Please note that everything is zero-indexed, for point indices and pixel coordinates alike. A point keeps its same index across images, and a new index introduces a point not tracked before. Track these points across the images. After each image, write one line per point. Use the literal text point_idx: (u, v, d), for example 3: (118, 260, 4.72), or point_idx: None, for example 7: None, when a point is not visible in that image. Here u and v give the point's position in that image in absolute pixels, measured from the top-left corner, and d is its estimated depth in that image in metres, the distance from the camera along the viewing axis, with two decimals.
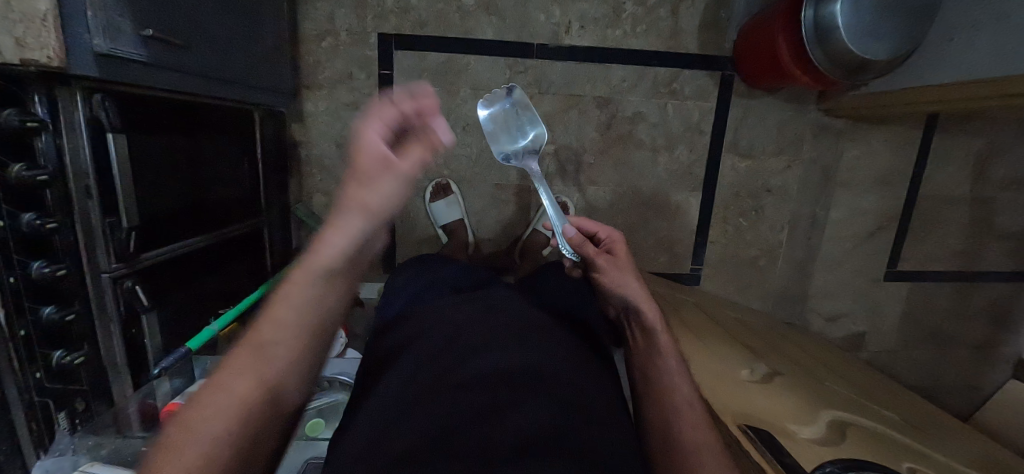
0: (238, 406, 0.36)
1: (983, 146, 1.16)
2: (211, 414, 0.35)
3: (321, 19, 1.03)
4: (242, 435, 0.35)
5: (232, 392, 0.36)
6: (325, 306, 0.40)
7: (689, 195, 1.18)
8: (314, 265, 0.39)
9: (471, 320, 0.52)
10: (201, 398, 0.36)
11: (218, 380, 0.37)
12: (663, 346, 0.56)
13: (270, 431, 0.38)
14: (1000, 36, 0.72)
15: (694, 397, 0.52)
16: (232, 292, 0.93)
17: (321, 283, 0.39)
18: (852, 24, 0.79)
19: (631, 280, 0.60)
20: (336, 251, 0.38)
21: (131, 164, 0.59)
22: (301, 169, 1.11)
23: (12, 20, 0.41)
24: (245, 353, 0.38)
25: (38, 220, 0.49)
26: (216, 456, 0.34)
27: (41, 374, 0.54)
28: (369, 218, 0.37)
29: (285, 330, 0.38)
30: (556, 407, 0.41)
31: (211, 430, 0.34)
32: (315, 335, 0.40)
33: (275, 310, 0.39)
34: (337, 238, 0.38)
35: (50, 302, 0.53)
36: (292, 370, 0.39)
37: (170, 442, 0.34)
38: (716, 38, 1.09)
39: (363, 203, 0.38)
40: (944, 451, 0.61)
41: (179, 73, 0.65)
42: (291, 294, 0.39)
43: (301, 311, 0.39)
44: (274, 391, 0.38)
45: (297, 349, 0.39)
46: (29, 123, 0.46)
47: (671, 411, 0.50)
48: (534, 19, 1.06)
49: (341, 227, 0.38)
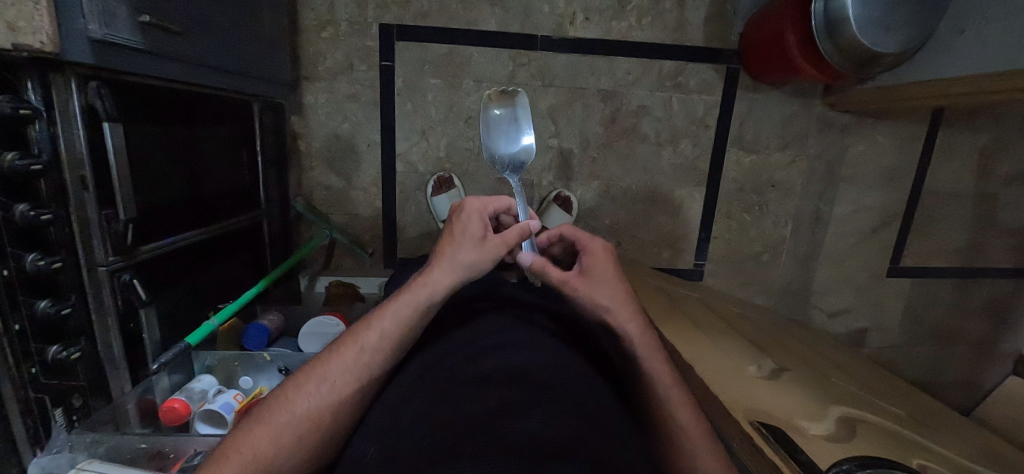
0: (336, 388, 0.44)
1: (989, 141, 1.15)
2: (309, 398, 0.43)
3: (321, 8, 1.01)
4: (330, 411, 0.43)
5: (336, 375, 0.44)
6: (416, 324, 0.48)
7: (692, 190, 1.17)
8: (418, 294, 0.48)
9: (481, 327, 0.51)
10: (302, 382, 0.44)
11: (318, 371, 0.45)
12: (653, 365, 0.52)
13: (345, 422, 0.44)
14: (1011, 29, 0.70)
15: (690, 424, 0.48)
16: (231, 288, 0.91)
17: (422, 306, 0.48)
18: (862, 15, 0.78)
19: (603, 295, 0.56)
20: (439, 289, 0.48)
21: (128, 154, 0.58)
22: (300, 162, 1.10)
23: (3, 3, 0.39)
24: (345, 352, 0.46)
25: (32, 212, 0.47)
26: (304, 436, 0.41)
27: (38, 369, 0.53)
28: (472, 265, 0.49)
29: (383, 342, 0.46)
30: (571, 407, 0.38)
31: (316, 402, 0.43)
32: (402, 345, 0.48)
33: (378, 322, 0.47)
34: (443, 278, 0.49)
35: (44, 296, 0.52)
36: (378, 371, 0.46)
37: (272, 414, 0.42)
38: (722, 30, 1.07)
39: (469, 259, 0.49)
40: (953, 447, 0.61)
41: (177, 62, 0.63)
42: (393, 312, 0.48)
43: (400, 322, 0.47)
44: (358, 385, 0.45)
45: (388, 353, 0.47)
46: (22, 111, 0.45)
47: (671, 445, 0.47)
48: (538, 10, 1.04)
49: (448, 270, 0.49)
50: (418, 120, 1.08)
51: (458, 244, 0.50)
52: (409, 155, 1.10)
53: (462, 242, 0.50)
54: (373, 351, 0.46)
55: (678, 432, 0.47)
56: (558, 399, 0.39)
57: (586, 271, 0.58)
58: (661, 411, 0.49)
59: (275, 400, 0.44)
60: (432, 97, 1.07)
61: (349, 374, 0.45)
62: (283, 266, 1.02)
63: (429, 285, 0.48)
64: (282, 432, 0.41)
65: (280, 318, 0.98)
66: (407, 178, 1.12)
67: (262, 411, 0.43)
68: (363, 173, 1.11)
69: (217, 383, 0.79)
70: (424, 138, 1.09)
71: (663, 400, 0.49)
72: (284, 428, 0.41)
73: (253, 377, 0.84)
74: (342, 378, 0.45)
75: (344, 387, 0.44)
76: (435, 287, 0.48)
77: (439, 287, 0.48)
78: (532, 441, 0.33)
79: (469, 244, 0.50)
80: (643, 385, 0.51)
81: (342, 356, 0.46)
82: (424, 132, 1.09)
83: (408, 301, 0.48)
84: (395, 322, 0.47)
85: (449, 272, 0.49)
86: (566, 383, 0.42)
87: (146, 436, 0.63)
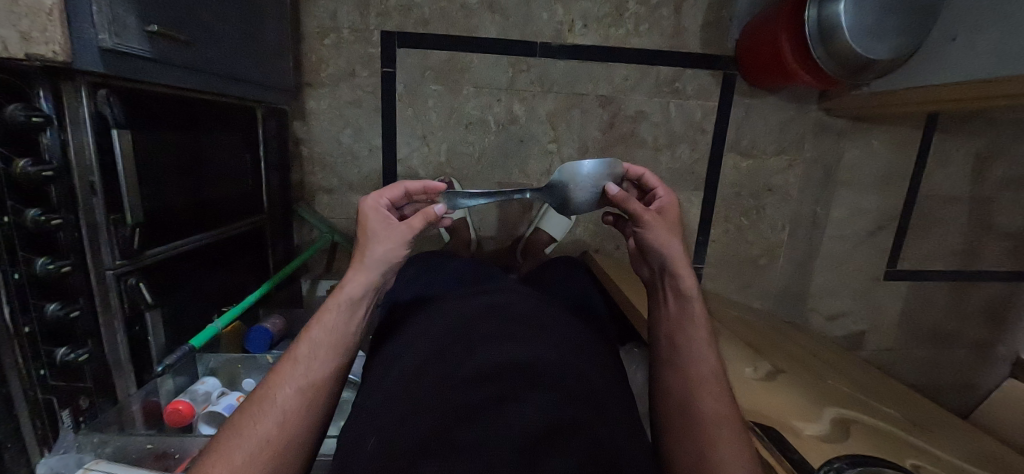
0: (286, 400, 0.43)
1: (983, 146, 1.16)
2: (260, 415, 0.42)
3: (323, 16, 1.03)
4: (286, 426, 0.42)
5: (284, 388, 0.44)
6: (349, 324, 0.50)
7: (690, 194, 1.18)
8: (340, 297, 0.51)
9: (464, 319, 0.51)
10: (245, 408, 0.43)
11: (265, 390, 0.44)
12: (695, 320, 0.54)
13: (306, 435, 0.43)
14: (1001, 38, 0.72)
15: (717, 369, 0.51)
16: (234, 292, 0.92)
17: (347, 305, 0.50)
18: (855, 23, 0.80)
19: (674, 240, 0.57)
20: (361, 285, 0.51)
21: (136, 160, 0.59)
22: (302, 166, 1.11)
23: (17, 14, 0.41)
24: (283, 369, 0.46)
25: (41, 216, 0.48)
26: (259, 452, 0.39)
27: (46, 371, 0.55)
28: (384, 254, 0.51)
29: (321, 347, 0.48)
30: (560, 394, 0.40)
31: (269, 419, 0.41)
32: (341, 347, 0.49)
33: (307, 334, 0.49)
34: (358, 277, 0.51)
35: (53, 299, 0.53)
36: (324, 376, 0.46)
37: (220, 446, 0.40)
38: (718, 37, 1.09)
39: (379, 252, 0.52)
40: (948, 449, 0.61)
41: (183, 70, 0.65)
42: (325, 319, 0.50)
43: (333, 326, 0.49)
44: (310, 393, 0.45)
45: (330, 358, 0.48)
46: (34, 118, 0.46)
47: (694, 383, 0.50)
48: (537, 17, 1.06)
49: (363, 270, 0.52)
50: (419, 126, 1.10)
51: (366, 242, 0.53)
52: (410, 160, 1.11)
53: (370, 236, 0.53)
54: (308, 359, 0.47)
55: (703, 374, 0.50)
56: (549, 388, 0.40)
57: (663, 214, 0.59)
58: (689, 355, 0.52)
59: (222, 433, 0.41)
60: (432, 103, 1.08)
61: (290, 386, 0.44)
62: (286, 270, 1.02)
63: (350, 285, 0.51)
64: (234, 453, 0.39)
65: (282, 321, 0.99)
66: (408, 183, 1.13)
67: (210, 446, 0.40)
68: (365, 178, 1.12)
69: (220, 385, 0.80)
70: (425, 143, 1.11)
71: (695, 347, 0.52)
72: (236, 450, 0.39)
73: (255, 379, 0.84)
74: (289, 388, 0.44)
75: (289, 397, 0.44)
76: (354, 285, 0.51)
77: (360, 284, 0.51)
78: (520, 431, 0.34)
79: (377, 236, 0.52)
80: (683, 332, 0.54)
81: (280, 371, 0.46)
82: (425, 137, 1.10)
83: (333, 305, 0.50)
84: (324, 328, 0.49)
85: (365, 267, 0.51)
86: (556, 370, 0.43)
87: (152, 436, 0.64)
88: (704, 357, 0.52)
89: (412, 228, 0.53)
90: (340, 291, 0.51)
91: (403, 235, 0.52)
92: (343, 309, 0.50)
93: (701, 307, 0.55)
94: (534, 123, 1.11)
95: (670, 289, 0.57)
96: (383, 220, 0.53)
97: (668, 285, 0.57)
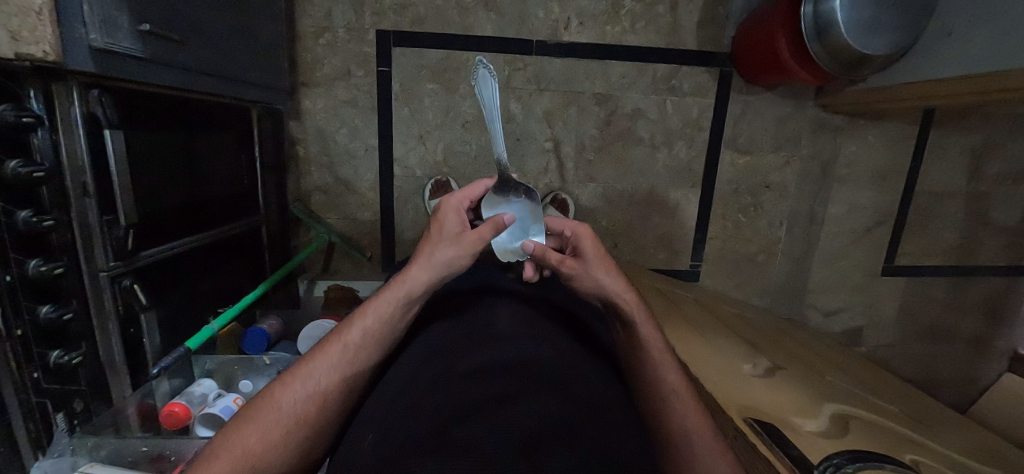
0: (325, 383, 0.43)
1: (980, 141, 1.16)
2: (295, 394, 0.42)
3: (318, 15, 1.02)
4: (319, 409, 0.42)
5: (325, 370, 0.44)
6: (400, 320, 0.48)
7: (688, 191, 1.18)
8: (399, 292, 0.48)
9: (460, 321, 0.51)
10: (283, 381, 0.43)
11: (303, 369, 0.44)
12: (647, 342, 0.52)
13: (334, 418, 0.43)
14: (999, 30, 0.71)
15: (680, 385, 0.48)
16: (230, 294, 0.91)
17: (403, 301, 0.48)
18: (850, 18, 0.80)
19: (603, 271, 0.56)
20: (420, 285, 0.48)
21: (129, 159, 0.58)
22: (299, 166, 1.10)
23: (8, 13, 0.40)
24: (328, 350, 0.45)
25: (33, 218, 0.48)
26: (291, 434, 0.40)
27: (40, 374, 0.53)
28: (453, 257, 0.48)
29: (367, 339, 0.46)
30: (563, 397, 0.40)
31: (306, 398, 0.42)
32: (386, 341, 0.47)
33: (360, 319, 0.47)
34: (422, 276, 0.48)
35: (48, 301, 0.52)
36: (364, 365, 0.46)
37: (254, 417, 0.40)
38: (715, 33, 1.09)
39: (446, 256, 0.48)
40: (948, 444, 0.61)
41: (177, 70, 0.65)
42: (376, 310, 0.47)
43: (385, 319, 0.47)
44: (349, 379, 0.44)
45: (373, 349, 0.46)
46: (26, 119, 0.45)
47: (660, 403, 0.47)
48: (534, 16, 1.05)
49: (428, 268, 0.48)
50: (416, 125, 1.09)
51: (438, 239, 0.49)
52: (407, 159, 1.11)
53: (444, 232, 0.49)
54: (354, 349, 0.45)
55: (666, 394, 0.47)
56: (551, 390, 0.40)
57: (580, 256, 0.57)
58: (649, 374, 0.50)
59: (257, 402, 0.42)
60: (429, 102, 1.08)
61: (334, 372, 0.44)
62: (282, 271, 1.02)
63: (413, 281, 0.48)
64: (269, 430, 0.39)
65: (279, 322, 0.98)
66: (405, 182, 1.13)
67: (245, 412, 0.41)
68: (361, 178, 1.12)
69: (216, 387, 0.79)
70: (422, 142, 1.10)
71: (654, 364, 0.50)
72: (271, 427, 0.40)
73: (254, 380, 0.83)
74: (328, 374, 0.43)
75: (329, 383, 0.43)
76: (414, 283, 0.48)
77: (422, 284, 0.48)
78: (518, 433, 0.35)
79: (451, 238, 0.49)
80: (635, 352, 0.52)
81: (321, 353, 0.45)
82: (421, 137, 1.10)
83: (391, 296, 0.48)
84: (378, 319, 0.47)
85: (431, 265, 0.48)
86: (556, 372, 0.43)
87: (147, 440, 0.65)
88: (666, 374, 0.49)
89: (482, 237, 0.49)
90: (401, 283, 0.48)
91: (472, 243, 0.48)
92: (400, 303, 0.48)
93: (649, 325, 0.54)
94: (531, 121, 1.11)
95: (618, 319, 0.55)
96: (458, 220, 0.50)
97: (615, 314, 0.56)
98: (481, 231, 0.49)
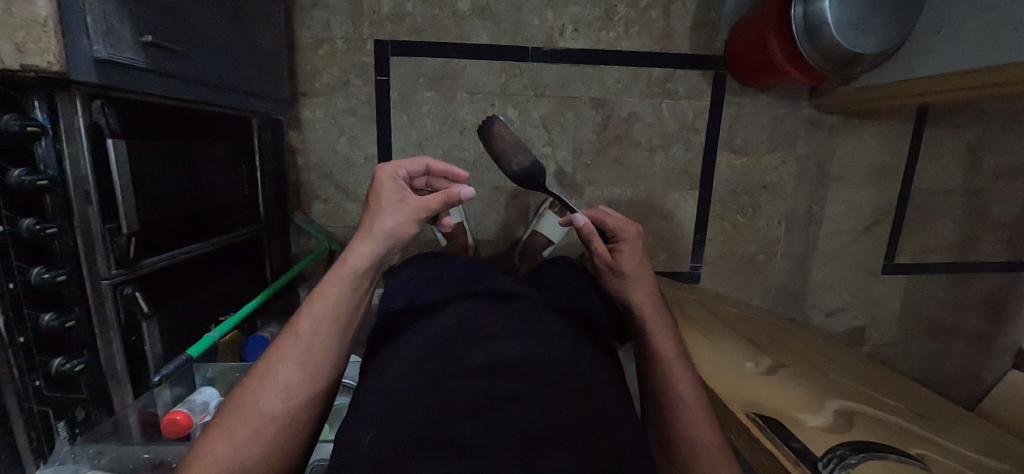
0: (285, 377, 0.43)
1: (974, 137, 1.18)
2: (259, 394, 0.42)
3: (317, 27, 1.04)
4: (283, 405, 0.42)
5: (282, 365, 0.44)
6: (348, 299, 0.48)
7: (685, 193, 1.19)
8: (342, 272, 0.48)
9: (463, 318, 0.51)
10: (246, 384, 0.43)
11: (263, 367, 0.44)
12: (665, 353, 0.54)
13: (307, 410, 0.44)
14: (987, 28, 0.73)
15: (691, 397, 0.51)
16: (229, 303, 0.91)
17: (346, 279, 0.48)
18: (840, 18, 0.81)
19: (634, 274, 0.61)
20: (362, 259, 0.48)
21: (132, 167, 0.59)
22: (299, 176, 1.11)
23: (13, 27, 0.42)
24: (284, 345, 0.45)
25: (37, 226, 0.49)
26: (261, 431, 0.40)
27: (41, 382, 0.54)
28: (393, 227, 0.48)
29: (319, 324, 0.46)
30: (554, 394, 0.39)
31: (266, 395, 0.42)
32: (340, 323, 0.47)
33: (308, 308, 0.47)
34: (365, 250, 0.48)
35: (49, 309, 0.53)
36: (321, 353, 0.45)
37: (223, 421, 0.41)
38: (707, 37, 1.11)
39: (390, 224, 0.49)
40: (953, 437, 0.61)
41: (179, 80, 0.66)
42: (325, 294, 0.47)
43: (334, 300, 0.47)
44: (309, 369, 0.44)
45: (328, 336, 0.46)
46: (30, 128, 0.46)
47: (670, 412, 0.50)
48: (529, 23, 1.07)
49: (370, 240, 0.49)
50: (414, 132, 1.10)
51: (377, 211, 0.50)
52: None
53: (380, 204, 0.50)
54: (309, 337, 0.45)
55: (677, 402, 0.50)
56: (544, 388, 0.40)
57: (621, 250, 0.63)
58: (662, 385, 0.52)
59: (228, 407, 0.42)
60: (427, 109, 1.09)
61: (291, 366, 0.44)
62: (282, 279, 1.01)
63: (353, 257, 0.48)
64: (238, 432, 0.40)
65: (280, 330, 0.98)
66: None
67: (219, 418, 0.42)
68: (361, 185, 1.12)
69: (217, 395, 0.79)
70: (421, 149, 1.11)
71: (667, 374, 0.53)
72: (239, 429, 0.40)
73: None
74: (286, 369, 0.44)
75: (289, 377, 0.43)
76: (358, 258, 0.48)
77: (361, 259, 0.48)
78: (519, 432, 0.34)
79: (392, 206, 0.49)
80: (651, 360, 0.55)
81: (278, 350, 0.45)
82: (420, 144, 1.11)
83: (334, 277, 0.48)
84: (325, 302, 0.47)
85: (369, 236, 0.49)
86: (548, 368, 0.43)
87: (149, 445, 0.66)
88: (676, 386, 0.51)
89: (428, 206, 0.50)
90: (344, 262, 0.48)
91: (416, 212, 0.49)
92: (344, 282, 0.48)
93: (666, 338, 0.56)
94: (528, 126, 1.12)
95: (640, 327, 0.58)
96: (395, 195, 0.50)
97: (633, 322, 0.60)
98: (425, 198, 0.50)
